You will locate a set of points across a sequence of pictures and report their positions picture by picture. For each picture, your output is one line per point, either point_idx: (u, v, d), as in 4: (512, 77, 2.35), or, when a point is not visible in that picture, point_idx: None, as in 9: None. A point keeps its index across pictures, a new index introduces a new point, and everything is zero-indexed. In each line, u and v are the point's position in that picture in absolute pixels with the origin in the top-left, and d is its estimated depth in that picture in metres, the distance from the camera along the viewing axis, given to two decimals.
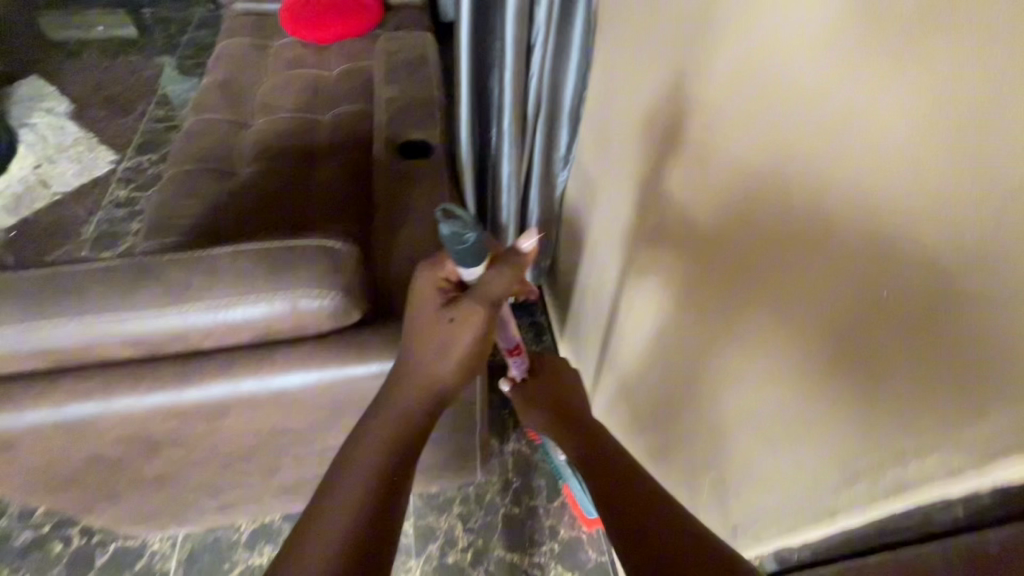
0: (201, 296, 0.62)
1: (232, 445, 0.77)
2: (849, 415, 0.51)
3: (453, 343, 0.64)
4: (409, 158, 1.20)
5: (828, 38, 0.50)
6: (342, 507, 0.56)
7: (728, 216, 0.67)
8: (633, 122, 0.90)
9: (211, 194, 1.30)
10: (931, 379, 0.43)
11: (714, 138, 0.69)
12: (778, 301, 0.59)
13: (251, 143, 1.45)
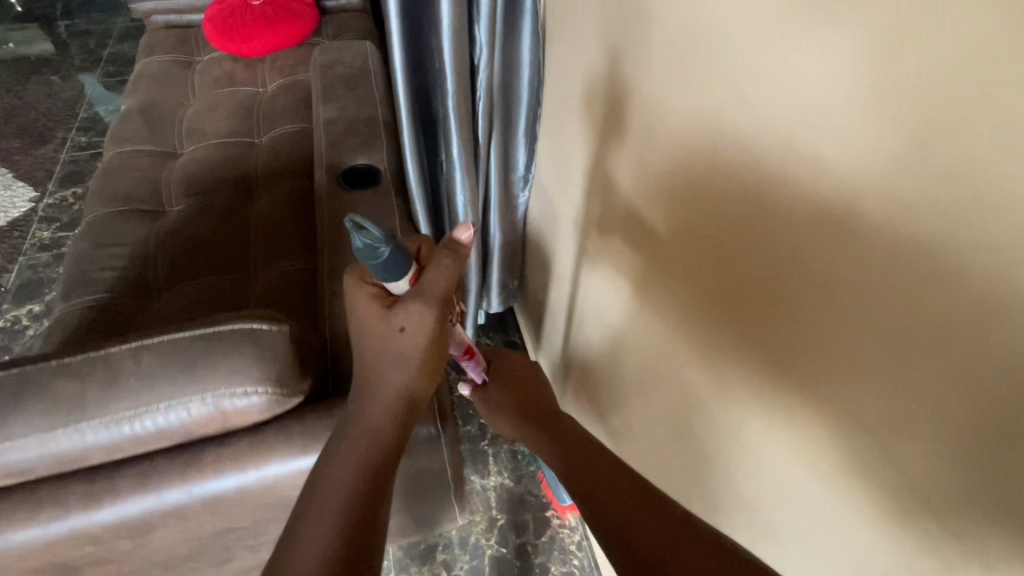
0: (101, 407, 0.52)
1: (169, 552, 0.67)
2: (878, 491, 0.46)
3: (410, 349, 0.56)
4: (355, 186, 1.10)
5: (826, 72, 0.44)
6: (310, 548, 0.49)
7: (717, 257, 0.61)
8: (601, 144, 0.83)
9: (138, 239, 1.17)
10: (987, 466, 0.37)
11: (692, 173, 0.62)
12: (784, 356, 0.53)
13: (180, 175, 1.32)
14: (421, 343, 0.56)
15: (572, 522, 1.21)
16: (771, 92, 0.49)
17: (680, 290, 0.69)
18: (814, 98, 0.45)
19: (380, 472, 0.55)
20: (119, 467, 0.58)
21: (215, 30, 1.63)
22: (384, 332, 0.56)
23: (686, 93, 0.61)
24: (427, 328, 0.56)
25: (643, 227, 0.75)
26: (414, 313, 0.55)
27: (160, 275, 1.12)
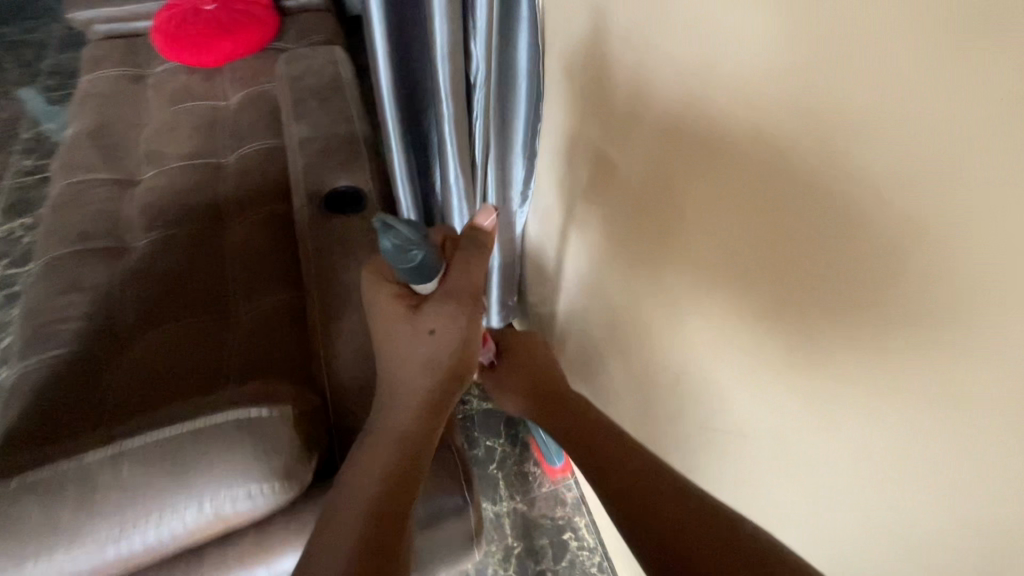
0: (92, 526, 0.49)
1: None
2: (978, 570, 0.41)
3: (439, 351, 0.56)
4: (338, 212, 1.01)
5: (918, 102, 0.37)
6: (336, 548, 0.49)
7: (764, 296, 0.55)
8: (614, 163, 0.76)
9: (99, 281, 1.06)
10: None
11: (735, 202, 0.56)
12: (860, 412, 0.48)
13: (141, 206, 1.20)
14: (450, 342, 0.56)
15: (590, 544, 1.18)
16: (844, 129, 0.43)
17: (717, 331, 0.64)
18: (909, 130, 0.38)
19: (407, 473, 0.54)
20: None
21: (166, 39, 1.50)
22: (412, 334, 0.56)
23: (727, 113, 0.55)
24: (457, 330, 0.56)
25: (669, 255, 0.69)
26: (442, 316, 0.55)
27: (126, 320, 1.01)
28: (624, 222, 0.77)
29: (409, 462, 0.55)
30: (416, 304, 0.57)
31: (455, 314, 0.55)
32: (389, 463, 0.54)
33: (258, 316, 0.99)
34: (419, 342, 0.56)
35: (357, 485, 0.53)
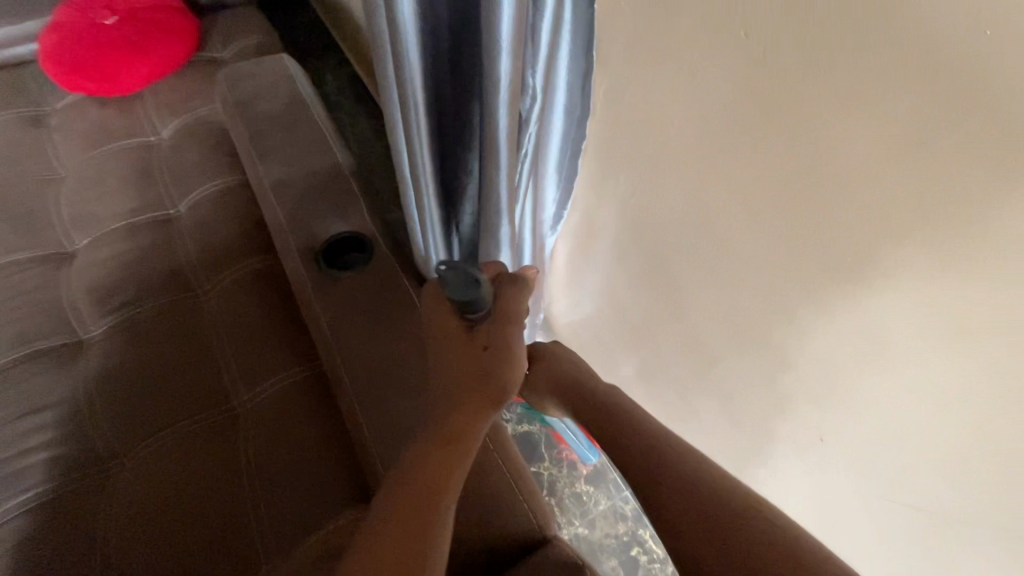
0: None
1: None
2: None
3: (486, 369, 0.60)
4: (341, 265, 0.87)
5: None
6: (377, 550, 0.52)
7: (941, 335, 0.47)
8: (690, 185, 0.65)
9: (67, 392, 0.89)
10: None
11: (895, 237, 0.46)
12: None
13: (84, 287, 0.99)
14: (494, 368, 0.59)
15: (660, 554, 1.15)
16: None
17: (854, 366, 0.56)
18: None
19: (442, 490, 0.56)
20: None
21: (60, 70, 1.21)
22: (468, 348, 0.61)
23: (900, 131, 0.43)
24: (509, 353, 0.60)
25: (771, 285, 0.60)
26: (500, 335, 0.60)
27: (114, 436, 0.86)
28: (700, 246, 0.67)
29: (446, 478, 0.57)
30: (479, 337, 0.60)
31: (509, 336, 0.60)
32: (429, 478, 0.56)
33: (275, 404, 0.86)
34: (472, 358, 0.61)
35: (398, 496, 0.55)
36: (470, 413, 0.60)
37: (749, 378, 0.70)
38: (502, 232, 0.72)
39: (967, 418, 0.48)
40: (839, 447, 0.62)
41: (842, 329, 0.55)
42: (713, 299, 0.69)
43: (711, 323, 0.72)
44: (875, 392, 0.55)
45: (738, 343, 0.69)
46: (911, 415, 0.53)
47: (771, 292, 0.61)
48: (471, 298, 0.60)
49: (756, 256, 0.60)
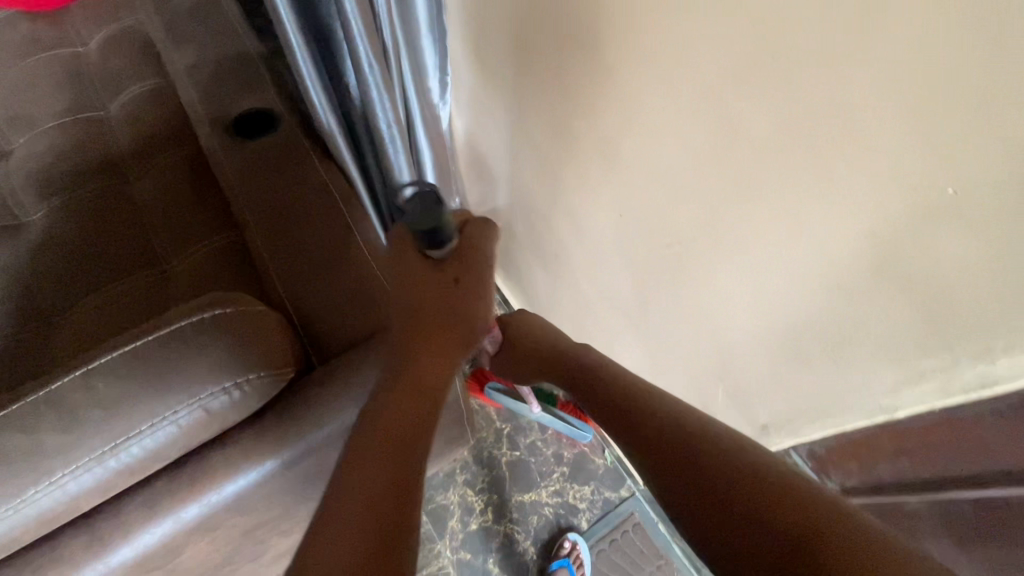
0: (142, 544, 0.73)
1: (204, 568, 0.65)
2: (811, 268, 0.48)
3: (459, 305, 0.62)
4: (244, 135, 0.94)
5: None
6: (348, 507, 0.45)
7: (643, 92, 0.58)
8: (510, 16, 0.76)
9: (10, 263, 1.00)
10: (991, 233, 0.34)
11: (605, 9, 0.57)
12: (732, 169, 0.51)
13: (24, 180, 1.08)
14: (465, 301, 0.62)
15: None
16: None
17: None
18: None
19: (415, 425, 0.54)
20: (121, 499, 0.52)
21: None
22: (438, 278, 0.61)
23: None
24: (478, 282, 0.63)
25: (565, 94, 0.71)
26: (471, 265, 0.62)
27: (54, 294, 0.96)
28: (525, 73, 0.79)
29: (420, 412, 0.55)
30: (448, 269, 0.61)
31: (479, 266, 0.63)
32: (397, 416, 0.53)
33: (198, 262, 0.95)
34: (445, 297, 0.61)
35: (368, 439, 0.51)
36: (432, 352, 0.61)
37: (587, 210, 0.80)
38: (370, 79, 0.80)
39: (668, 167, 0.59)
40: (641, 260, 0.71)
41: (609, 137, 0.66)
42: (548, 145, 0.82)
43: (551, 154, 0.82)
44: (641, 188, 0.65)
45: (566, 162, 0.79)
46: (650, 208, 0.65)
47: (570, 103, 0.71)
48: (438, 223, 0.58)
49: (553, 70, 0.71)
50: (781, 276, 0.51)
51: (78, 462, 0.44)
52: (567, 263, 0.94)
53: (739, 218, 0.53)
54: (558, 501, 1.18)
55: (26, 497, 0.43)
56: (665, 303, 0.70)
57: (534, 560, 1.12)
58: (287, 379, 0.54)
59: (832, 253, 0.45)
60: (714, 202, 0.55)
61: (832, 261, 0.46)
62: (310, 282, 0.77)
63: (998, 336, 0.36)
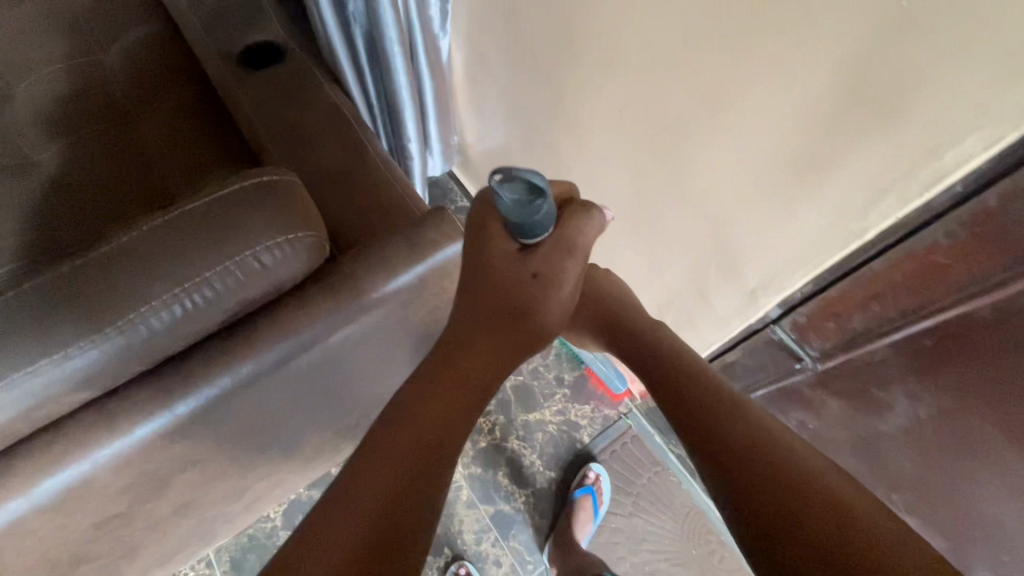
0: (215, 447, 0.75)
1: (248, 444, 0.70)
2: (782, 117, 0.52)
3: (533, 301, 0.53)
4: (250, 62, 0.96)
5: None
6: (352, 513, 0.42)
7: None
8: None
9: (24, 197, 1.02)
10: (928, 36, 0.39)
11: None
12: (710, 34, 0.54)
13: (25, 120, 1.09)
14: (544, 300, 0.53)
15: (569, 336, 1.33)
16: None
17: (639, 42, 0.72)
18: None
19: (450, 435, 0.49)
20: (178, 360, 0.57)
21: None
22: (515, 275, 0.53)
23: None
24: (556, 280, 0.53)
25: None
26: (562, 271, 0.53)
27: (74, 226, 0.99)
28: None
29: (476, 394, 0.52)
30: (530, 266, 0.53)
31: (569, 271, 0.53)
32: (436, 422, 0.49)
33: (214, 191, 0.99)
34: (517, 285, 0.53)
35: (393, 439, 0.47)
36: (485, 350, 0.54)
37: (582, 117, 0.84)
38: None
39: (653, 46, 0.62)
40: (631, 152, 0.75)
41: (605, 30, 0.68)
42: (546, 55, 0.85)
43: (549, 67, 0.86)
44: (635, 76, 0.67)
45: (564, 72, 0.83)
46: (644, 96, 0.67)
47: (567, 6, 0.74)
48: (530, 221, 0.50)
49: None
50: (758, 133, 0.55)
51: (150, 304, 0.50)
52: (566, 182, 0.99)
53: (722, 84, 0.56)
54: (561, 419, 1.25)
55: (104, 332, 0.49)
56: (659, 193, 0.74)
57: (540, 472, 1.20)
58: (325, 251, 0.59)
59: (802, 95, 0.49)
60: (704, 73, 0.57)
61: (801, 102, 0.49)
62: (329, 188, 0.81)
63: (944, 133, 0.42)
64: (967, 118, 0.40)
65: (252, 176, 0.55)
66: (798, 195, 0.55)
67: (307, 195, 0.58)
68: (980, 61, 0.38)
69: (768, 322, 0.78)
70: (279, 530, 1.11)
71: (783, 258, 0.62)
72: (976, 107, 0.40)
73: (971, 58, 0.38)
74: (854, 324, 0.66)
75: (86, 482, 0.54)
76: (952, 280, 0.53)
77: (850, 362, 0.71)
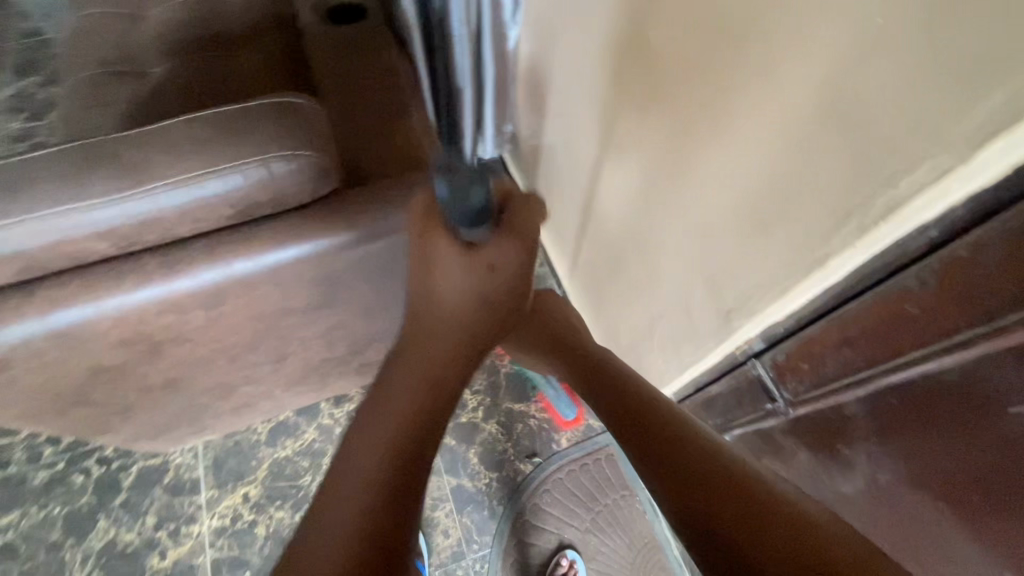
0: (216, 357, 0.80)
1: (235, 340, 0.78)
2: (768, 134, 0.52)
3: (483, 282, 0.68)
4: (334, 18, 1.06)
5: None
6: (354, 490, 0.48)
7: None
8: None
9: (130, 102, 1.18)
10: (897, 66, 0.38)
11: None
12: (721, 44, 0.55)
13: (149, 37, 1.26)
14: (495, 275, 0.69)
15: None
16: None
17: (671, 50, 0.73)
18: None
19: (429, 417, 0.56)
20: (186, 242, 0.65)
21: None
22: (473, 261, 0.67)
23: None
24: (507, 261, 0.69)
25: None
26: (508, 251, 0.69)
27: None
28: None
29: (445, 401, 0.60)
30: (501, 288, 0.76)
31: (513, 252, 0.69)
32: (412, 407, 0.57)
33: None
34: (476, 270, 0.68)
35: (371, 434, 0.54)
36: (448, 343, 0.66)
37: (613, 118, 0.85)
38: None
39: (674, 53, 0.63)
40: (648, 161, 0.77)
41: (639, 35, 0.70)
42: (590, 55, 0.87)
43: (591, 66, 0.88)
44: (658, 83, 0.68)
45: (603, 71, 0.84)
46: (662, 100, 0.68)
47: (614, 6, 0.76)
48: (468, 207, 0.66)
49: None
50: (748, 148, 0.55)
51: (165, 183, 0.58)
52: (594, 182, 1.00)
53: (724, 97, 0.57)
54: (544, 417, 1.25)
55: (128, 195, 0.57)
56: (666, 204, 0.75)
57: (509, 461, 1.20)
58: (330, 177, 0.65)
59: (787, 111, 0.49)
60: (711, 84, 0.58)
61: (783, 120, 0.49)
62: (365, 134, 0.87)
63: (894, 164, 0.41)
64: (919, 156, 0.39)
65: (281, 101, 0.62)
66: (772, 218, 0.55)
67: (324, 125, 0.64)
68: (936, 100, 0.36)
69: (751, 355, 0.75)
70: (261, 443, 1.19)
71: (758, 285, 0.61)
72: (931, 145, 0.38)
73: (930, 96, 0.37)
74: (825, 369, 0.64)
75: (89, 326, 0.63)
76: (922, 332, 0.50)
77: (820, 412, 0.68)
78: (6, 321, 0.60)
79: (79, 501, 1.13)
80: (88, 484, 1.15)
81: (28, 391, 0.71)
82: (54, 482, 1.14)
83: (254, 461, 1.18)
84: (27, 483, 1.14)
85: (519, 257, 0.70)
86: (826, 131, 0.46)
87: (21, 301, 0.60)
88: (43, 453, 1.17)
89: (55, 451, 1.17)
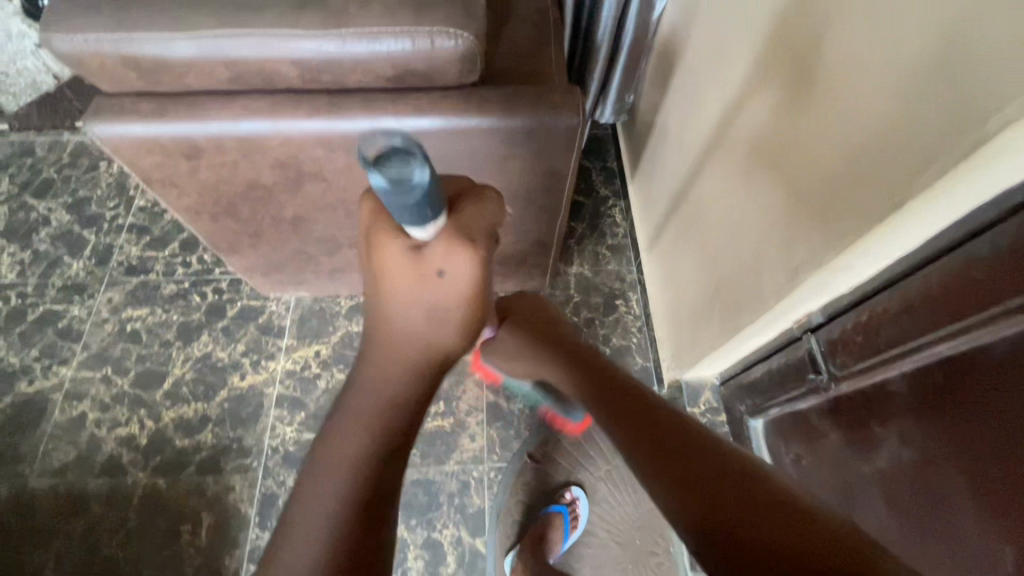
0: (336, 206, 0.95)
1: (358, 193, 0.92)
2: (870, 96, 0.56)
3: (436, 295, 0.52)
4: None
5: None
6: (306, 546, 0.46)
7: None
8: None
9: None
10: (995, 27, 0.42)
11: None
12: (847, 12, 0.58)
13: None
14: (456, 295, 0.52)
15: (637, 311, 1.37)
16: None
17: None
18: None
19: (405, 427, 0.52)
20: (349, 91, 0.78)
21: None
22: (421, 273, 0.51)
23: None
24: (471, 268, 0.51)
25: None
26: (461, 260, 0.50)
27: None
28: None
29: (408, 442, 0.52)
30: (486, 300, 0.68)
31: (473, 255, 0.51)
32: (374, 422, 0.51)
33: None
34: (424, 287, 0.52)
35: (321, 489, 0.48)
36: (401, 364, 0.53)
37: (726, 87, 0.90)
38: None
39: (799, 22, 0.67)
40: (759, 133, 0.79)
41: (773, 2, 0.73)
42: (722, 26, 0.92)
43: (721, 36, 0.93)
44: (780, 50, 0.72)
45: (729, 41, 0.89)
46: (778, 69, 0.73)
47: None
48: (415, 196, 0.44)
49: None
50: (849, 111, 0.59)
51: (350, 33, 0.71)
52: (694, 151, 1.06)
53: (841, 57, 0.60)
54: None
55: (320, 36, 0.71)
56: (760, 165, 0.78)
57: None
58: (474, 63, 0.76)
59: (890, 76, 0.53)
60: (833, 47, 0.61)
61: (886, 82, 0.53)
62: (505, 53, 0.98)
63: (972, 121, 0.44)
64: (992, 116, 0.43)
65: None
66: (855, 179, 0.59)
67: (484, 20, 0.75)
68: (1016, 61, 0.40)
69: (807, 330, 0.79)
70: (340, 315, 1.36)
71: (827, 241, 0.64)
72: (1002, 105, 0.42)
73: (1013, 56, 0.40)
74: (879, 342, 0.66)
75: (263, 139, 0.79)
76: (981, 301, 0.52)
77: (863, 389, 0.70)
78: (209, 116, 0.77)
79: (192, 315, 1.35)
80: (202, 305, 1.37)
81: (201, 186, 0.89)
82: (178, 295, 1.38)
83: (331, 327, 1.35)
84: (159, 290, 1.38)
85: (480, 269, 0.52)
86: (920, 94, 0.50)
87: (221, 105, 0.77)
88: (177, 270, 1.41)
89: (185, 272, 1.41)
